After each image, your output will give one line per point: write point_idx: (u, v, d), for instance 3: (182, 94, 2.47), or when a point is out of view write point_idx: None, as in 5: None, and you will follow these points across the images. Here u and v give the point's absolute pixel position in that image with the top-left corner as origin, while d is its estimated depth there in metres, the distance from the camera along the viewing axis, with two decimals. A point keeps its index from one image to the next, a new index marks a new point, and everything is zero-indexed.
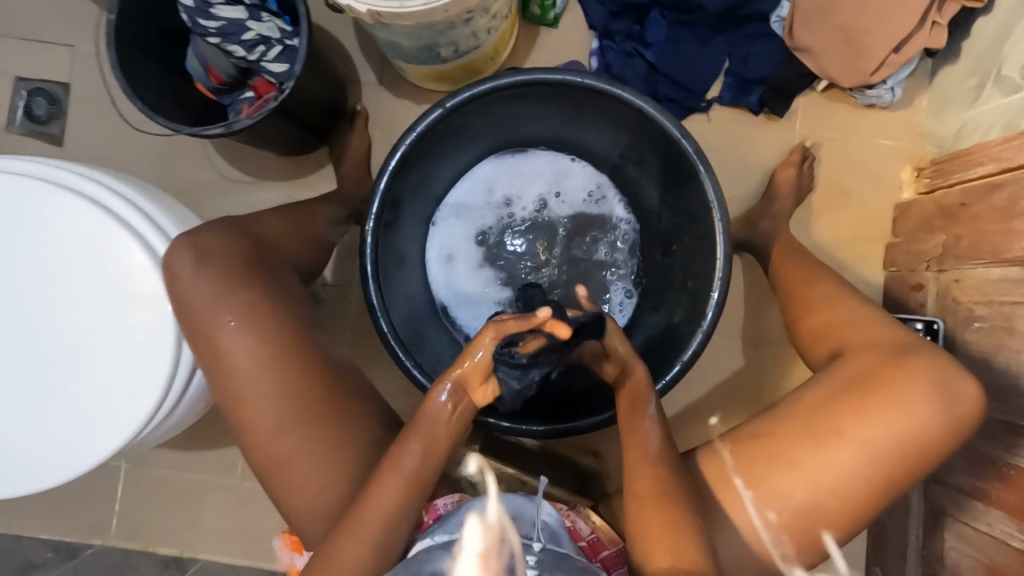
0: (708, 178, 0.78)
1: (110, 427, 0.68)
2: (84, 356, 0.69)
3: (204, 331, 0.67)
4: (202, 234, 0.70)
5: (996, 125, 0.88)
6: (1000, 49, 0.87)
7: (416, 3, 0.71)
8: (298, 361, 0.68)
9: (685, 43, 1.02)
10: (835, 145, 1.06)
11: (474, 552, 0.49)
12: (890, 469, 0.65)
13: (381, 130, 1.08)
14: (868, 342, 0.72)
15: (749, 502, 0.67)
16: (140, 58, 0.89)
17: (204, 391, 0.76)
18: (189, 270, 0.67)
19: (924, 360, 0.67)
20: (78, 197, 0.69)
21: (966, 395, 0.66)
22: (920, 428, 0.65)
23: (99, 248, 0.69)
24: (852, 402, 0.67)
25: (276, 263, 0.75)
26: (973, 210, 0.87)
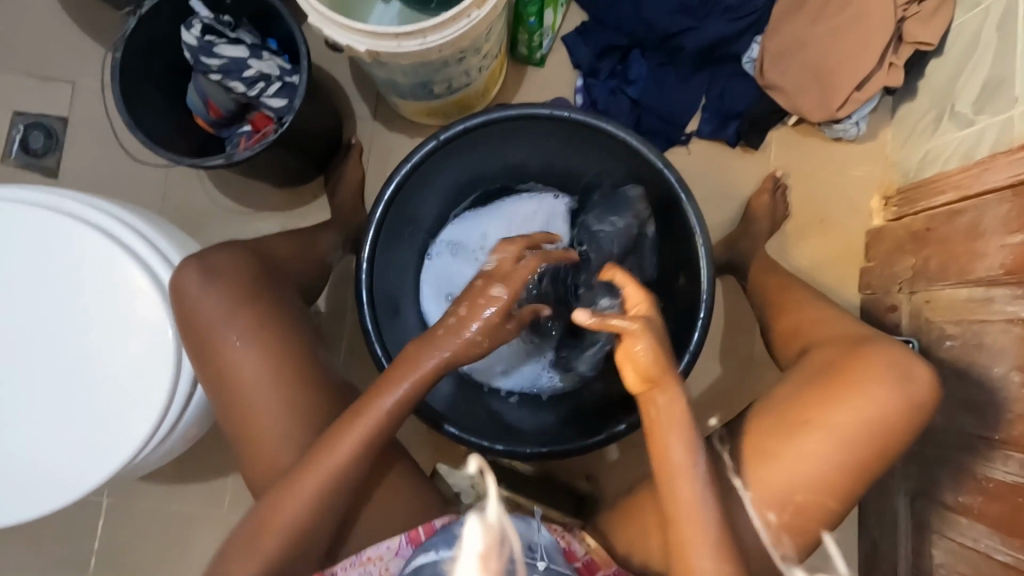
0: (691, 206, 0.82)
1: (107, 452, 0.67)
2: (84, 380, 0.69)
3: (210, 348, 0.68)
4: (213, 253, 0.71)
5: (954, 156, 0.94)
6: (953, 87, 0.95)
7: (413, 43, 0.75)
8: (301, 376, 0.69)
9: (665, 81, 1.09)
10: (807, 175, 1.12)
11: (474, 552, 0.51)
12: (861, 456, 0.66)
13: (375, 162, 1.12)
14: (834, 338, 0.74)
15: (750, 501, 0.67)
16: (143, 93, 0.92)
17: (202, 415, 0.75)
18: (197, 287, 0.68)
19: (883, 347, 0.69)
20: (82, 223, 0.70)
21: (922, 376, 0.67)
22: (884, 412, 0.65)
23: (102, 273, 0.69)
24: (816, 392, 0.68)
25: (281, 282, 0.76)
26: (938, 233, 0.93)
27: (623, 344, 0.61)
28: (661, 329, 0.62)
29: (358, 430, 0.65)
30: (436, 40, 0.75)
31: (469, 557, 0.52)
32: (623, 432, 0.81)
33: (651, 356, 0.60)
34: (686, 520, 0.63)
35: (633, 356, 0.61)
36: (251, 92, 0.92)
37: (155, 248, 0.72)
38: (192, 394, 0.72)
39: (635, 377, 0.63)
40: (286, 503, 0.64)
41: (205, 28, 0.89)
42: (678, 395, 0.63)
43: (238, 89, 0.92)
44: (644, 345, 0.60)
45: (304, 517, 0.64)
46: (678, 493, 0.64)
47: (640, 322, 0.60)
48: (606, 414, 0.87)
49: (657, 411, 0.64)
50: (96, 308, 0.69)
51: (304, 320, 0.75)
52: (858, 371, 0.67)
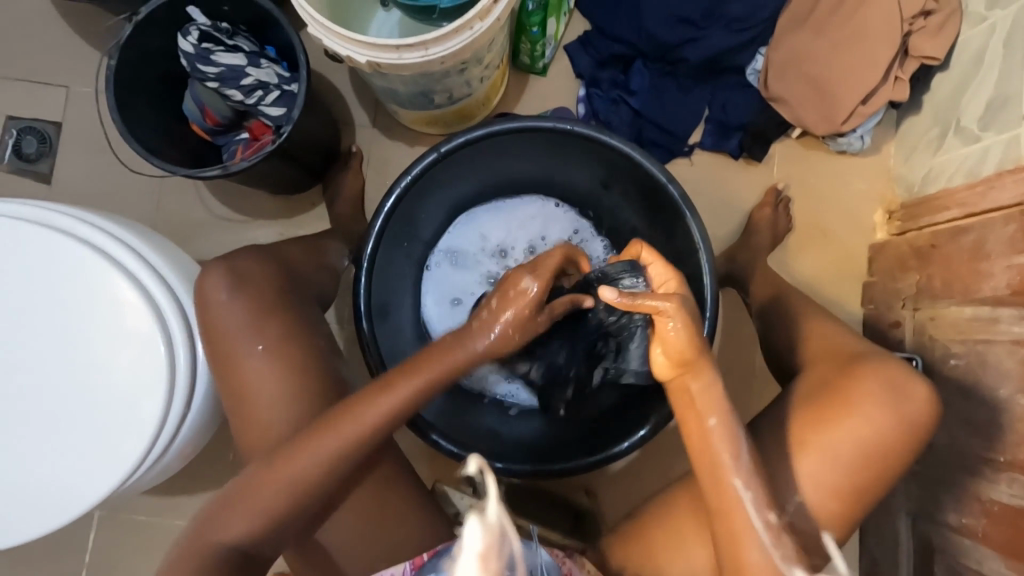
0: (694, 222, 0.81)
1: (94, 479, 0.66)
2: (73, 403, 0.67)
3: (231, 360, 0.67)
4: (240, 259, 0.70)
5: (958, 172, 0.93)
6: (958, 103, 0.94)
7: (415, 55, 0.74)
8: (314, 394, 0.67)
9: (668, 92, 1.07)
10: (810, 189, 1.11)
11: (474, 552, 0.44)
12: (858, 480, 0.63)
13: (374, 171, 1.10)
14: (829, 356, 0.73)
15: (751, 503, 0.60)
16: (138, 100, 0.91)
17: (195, 436, 0.74)
18: (224, 295, 0.67)
19: (878, 365, 0.66)
20: (75, 241, 0.68)
21: (918, 395, 0.65)
22: (878, 434, 0.64)
23: (93, 291, 0.67)
24: (809, 413, 0.66)
25: (305, 293, 0.75)
26: (943, 250, 0.92)
27: (655, 323, 0.60)
28: (694, 306, 0.60)
29: (358, 426, 0.63)
30: (438, 52, 0.74)
31: (469, 557, 0.44)
32: (620, 455, 0.80)
33: (685, 335, 0.59)
34: (735, 511, 0.60)
35: (671, 338, 0.59)
36: (249, 100, 0.91)
37: (149, 266, 0.70)
38: (184, 417, 0.70)
39: (665, 359, 0.61)
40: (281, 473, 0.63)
41: (202, 35, 0.88)
42: (713, 378, 0.61)
43: (235, 98, 0.91)
44: (676, 323, 0.58)
45: (301, 490, 0.63)
46: (722, 490, 0.60)
47: (672, 300, 0.58)
48: (607, 431, 0.86)
49: (691, 398, 0.61)
50: (87, 326, 0.67)
51: (326, 336, 0.72)
52: (852, 390, 0.65)
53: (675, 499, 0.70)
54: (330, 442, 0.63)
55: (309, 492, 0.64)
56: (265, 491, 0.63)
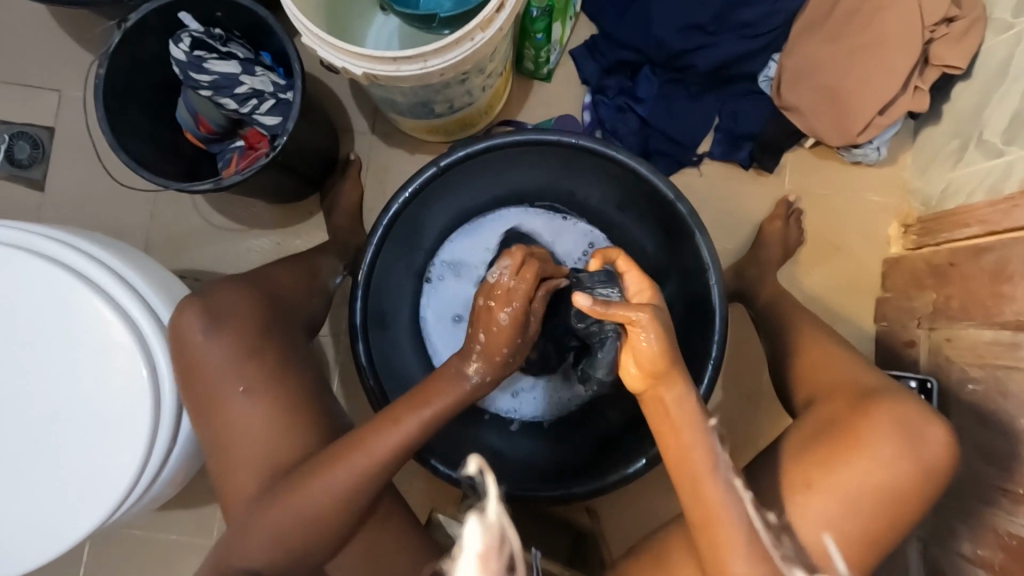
0: (703, 242, 0.78)
1: (75, 517, 0.64)
2: (54, 438, 0.65)
3: (214, 399, 0.64)
4: (218, 292, 0.67)
5: (980, 186, 0.89)
6: (981, 115, 0.90)
7: (413, 67, 0.71)
8: (307, 426, 0.65)
9: (676, 101, 1.04)
10: (823, 200, 1.07)
11: (475, 551, 0.46)
12: (868, 524, 0.60)
13: (373, 179, 1.08)
14: (837, 388, 0.70)
15: (750, 503, 0.59)
16: (129, 109, 0.88)
17: (182, 469, 0.72)
18: (201, 334, 0.64)
19: (891, 404, 0.64)
20: (58, 268, 0.65)
21: (934, 438, 0.62)
22: (890, 477, 0.61)
23: (76, 321, 0.65)
24: (818, 452, 0.63)
25: (288, 322, 0.72)
26: (962, 270, 0.88)
27: (627, 334, 0.58)
28: (668, 321, 0.58)
29: (349, 463, 0.61)
30: (437, 64, 0.71)
31: (467, 557, 0.46)
32: (633, 476, 0.77)
33: (657, 349, 0.56)
34: (718, 522, 0.57)
35: (641, 351, 0.57)
36: (243, 109, 0.88)
37: (136, 293, 0.67)
38: (170, 450, 0.69)
39: (637, 370, 0.59)
40: (297, 501, 0.61)
41: (195, 41, 0.85)
42: (686, 391, 0.58)
43: (229, 106, 0.88)
44: (648, 337, 0.56)
45: (323, 511, 0.61)
46: (721, 536, 0.57)
47: (644, 311, 0.56)
48: (611, 453, 0.83)
49: (665, 409, 0.59)
50: (69, 358, 0.65)
51: (310, 369, 0.70)
52: (863, 430, 0.63)
53: (678, 532, 0.68)
54: (343, 473, 0.61)
55: (327, 521, 0.61)
56: (270, 530, 0.61)
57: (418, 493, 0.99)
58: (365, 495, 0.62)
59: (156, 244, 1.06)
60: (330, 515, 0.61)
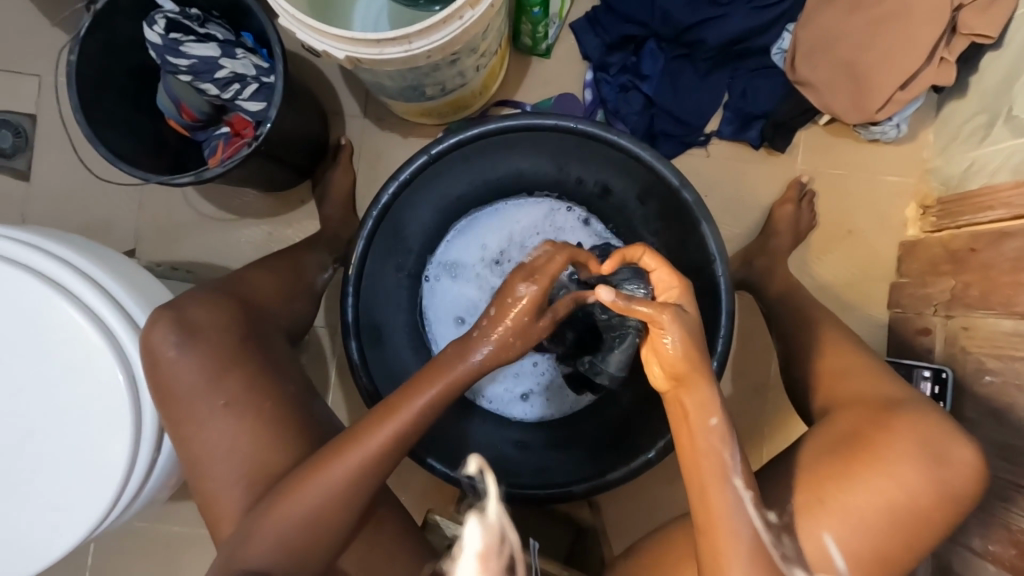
0: (709, 232, 0.74)
1: (63, 528, 0.65)
2: (36, 452, 0.65)
3: (190, 417, 0.63)
4: (189, 306, 0.66)
5: (1006, 166, 0.83)
6: (1010, 88, 0.83)
7: (397, 50, 0.66)
8: (292, 433, 0.64)
9: (682, 77, 0.98)
10: (837, 181, 1.02)
11: (473, 552, 0.44)
12: (883, 546, 0.58)
13: (365, 165, 1.03)
14: (857, 399, 0.67)
15: (751, 503, 0.56)
16: (106, 97, 0.84)
17: (167, 477, 0.72)
18: (172, 349, 0.63)
19: (915, 421, 0.61)
20: (30, 279, 0.64)
21: (961, 459, 0.60)
22: (909, 497, 0.58)
23: (55, 332, 0.64)
24: (833, 467, 0.60)
25: (267, 329, 0.71)
26: (983, 256, 0.84)
27: (651, 333, 0.56)
28: (695, 322, 0.56)
29: (340, 470, 0.59)
30: (423, 46, 0.66)
31: (467, 557, 0.45)
32: (649, 463, 0.75)
33: (681, 351, 0.54)
34: (722, 526, 0.55)
35: (666, 353, 0.55)
36: (225, 94, 0.83)
37: (112, 302, 0.66)
38: (154, 461, 0.69)
39: (660, 371, 0.58)
40: (291, 506, 0.59)
41: (169, 23, 0.80)
42: (710, 394, 0.55)
43: (210, 92, 0.83)
44: (672, 339, 0.54)
45: (325, 511, 0.59)
46: (723, 547, 0.55)
47: (668, 311, 0.54)
48: (615, 450, 0.81)
49: (685, 413, 0.56)
50: (48, 370, 0.65)
51: (293, 377, 0.69)
52: (882, 447, 0.60)
53: (677, 534, 0.67)
54: (338, 473, 0.59)
55: (329, 523, 0.60)
56: (262, 542, 0.58)
57: (417, 485, 0.98)
58: (366, 493, 0.60)
59: (145, 237, 1.03)
60: (327, 517, 0.59)
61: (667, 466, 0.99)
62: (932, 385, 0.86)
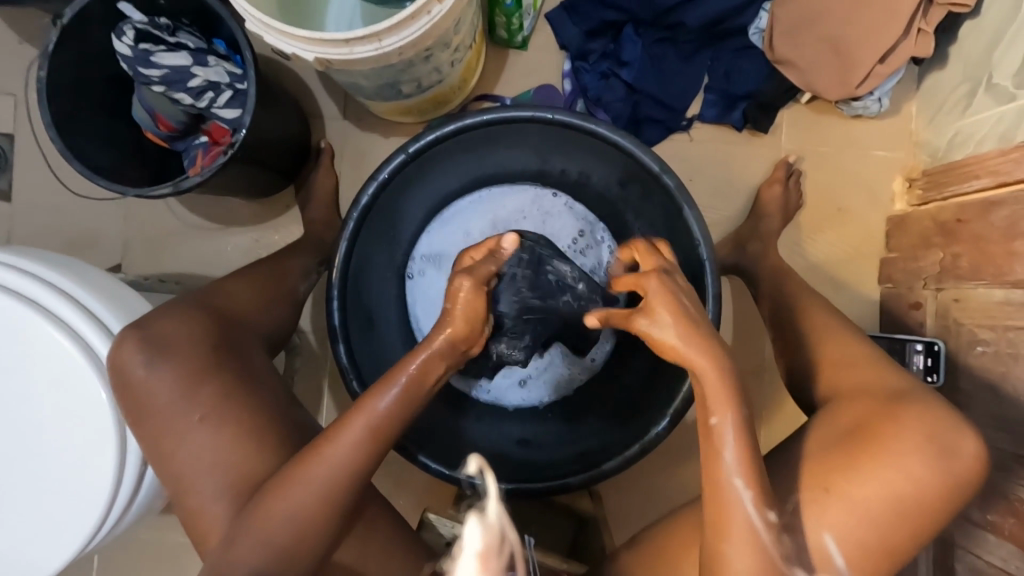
0: (693, 215, 0.74)
1: (54, 547, 0.65)
2: (24, 472, 0.65)
3: (167, 432, 0.63)
4: (158, 321, 0.65)
5: (991, 135, 0.83)
6: (991, 55, 0.82)
7: (368, 48, 0.66)
8: (271, 439, 0.64)
9: (663, 61, 0.98)
10: (823, 158, 1.01)
11: (473, 553, 0.41)
12: (888, 537, 0.58)
13: (348, 167, 1.03)
14: (863, 389, 0.66)
15: (750, 502, 0.55)
16: (80, 111, 0.84)
17: (157, 492, 0.72)
18: (141, 368, 0.63)
19: (924, 413, 0.61)
20: (7, 299, 0.64)
21: (968, 451, 0.59)
22: (914, 486, 0.58)
23: (34, 350, 0.64)
24: (838, 456, 0.60)
25: (242, 336, 0.70)
26: (971, 226, 0.83)
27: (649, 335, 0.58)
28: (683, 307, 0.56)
29: (319, 468, 0.59)
30: (393, 43, 0.66)
31: (467, 557, 0.41)
32: (655, 442, 0.76)
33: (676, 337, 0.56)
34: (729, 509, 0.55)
35: (664, 338, 0.56)
36: (200, 103, 0.83)
37: (92, 317, 0.65)
38: (143, 475, 0.68)
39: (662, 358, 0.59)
40: (275, 512, 0.58)
41: (139, 34, 0.79)
42: (724, 372, 0.56)
43: (185, 101, 0.83)
44: (659, 331, 0.56)
45: (315, 513, 0.58)
46: (726, 530, 0.56)
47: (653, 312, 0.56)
48: (613, 438, 0.81)
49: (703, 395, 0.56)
50: (29, 388, 0.64)
51: (268, 386, 0.68)
52: (890, 438, 0.60)
53: (679, 524, 0.66)
54: (322, 472, 0.58)
55: (316, 526, 0.59)
56: (247, 553, 0.57)
57: (416, 485, 0.98)
58: (348, 494, 0.60)
59: (131, 250, 1.03)
60: (314, 522, 0.59)
61: (665, 451, 0.99)
62: (925, 359, 0.86)
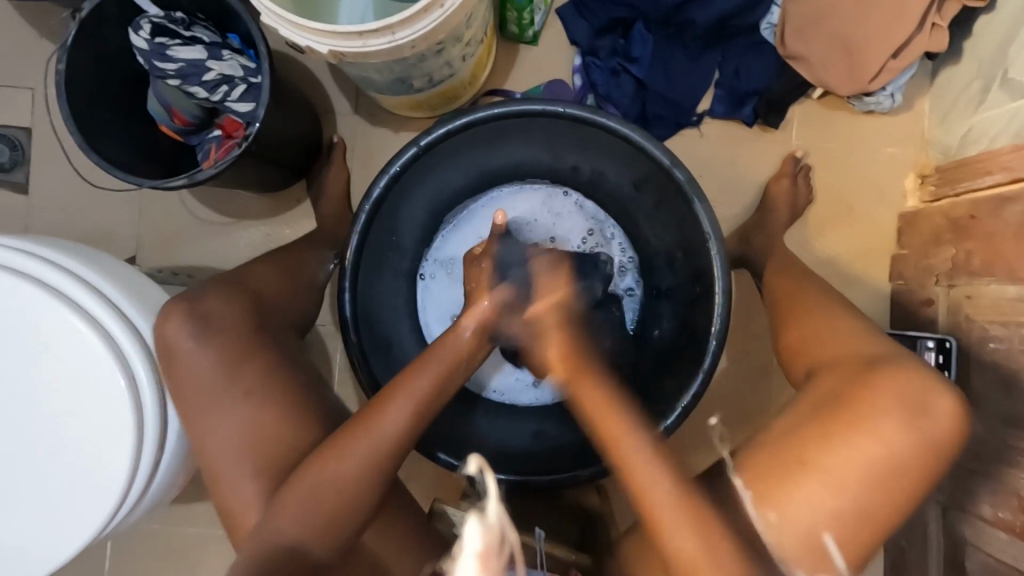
0: (703, 210, 0.74)
1: (72, 530, 0.66)
2: (42, 457, 0.66)
3: (205, 409, 0.65)
4: (206, 297, 0.68)
5: (1004, 132, 0.82)
6: (1006, 50, 0.82)
7: (381, 41, 0.66)
8: (308, 416, 0.66)
9: (673, 57, 0.98)
10: (834, 155, 1.01)
11: (472, 554, 0.39)
12: (868, 504, 0.58)
13: (358, 161, 1.04)
14: (839, 359, 0.66)
15: (750, 502, 0.60)
16: (97, 106, 0.85)
17: (172, 478, 0.73)
18: (189, 341, 0.66)
19: (896, 375, 0.61)
20: (27, 286, 0.65)
21: (942, 409, 0.60)
22: (890, 452, 0.59)
23: (55, 336, 0.65)
24: (814, 426, 0.61)
25: (276, 320, 0.73)
26: (984, 223, 0.82)
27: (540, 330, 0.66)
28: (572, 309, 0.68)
29: (364, 444, 0.61)
30: (406, 36, 0.66)
31: (466, 557, 0.40)
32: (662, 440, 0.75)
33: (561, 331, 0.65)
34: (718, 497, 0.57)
35: (558, 351, 0.64)
36: (214, 97, 0.83)
37: (110, 305, 0.66)
38: (158, 461, 0.69)
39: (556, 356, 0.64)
40: (318, 484, 0.60)
41: (155, 28, 0.80)
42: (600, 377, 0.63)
43: (200, 95, 0.84)
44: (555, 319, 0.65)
45: (358, 485, 0.61)
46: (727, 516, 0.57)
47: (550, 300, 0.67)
48: None
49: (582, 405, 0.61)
50: (49, 374, 0.66)
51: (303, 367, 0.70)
52: (865, 404, 0.60)
53: None
54: (365, 445, 0.61)
55: (358, 497, 0.61)
56: (294, 519, 0.60)
57: (427, 479, 0.99)
58: (390, 466, 0.62)
59: (145, 244, 1.04)
60: (356, 493, 0.61)
61: (671, 445, 0.99)
62: (936, 356, 0.85)
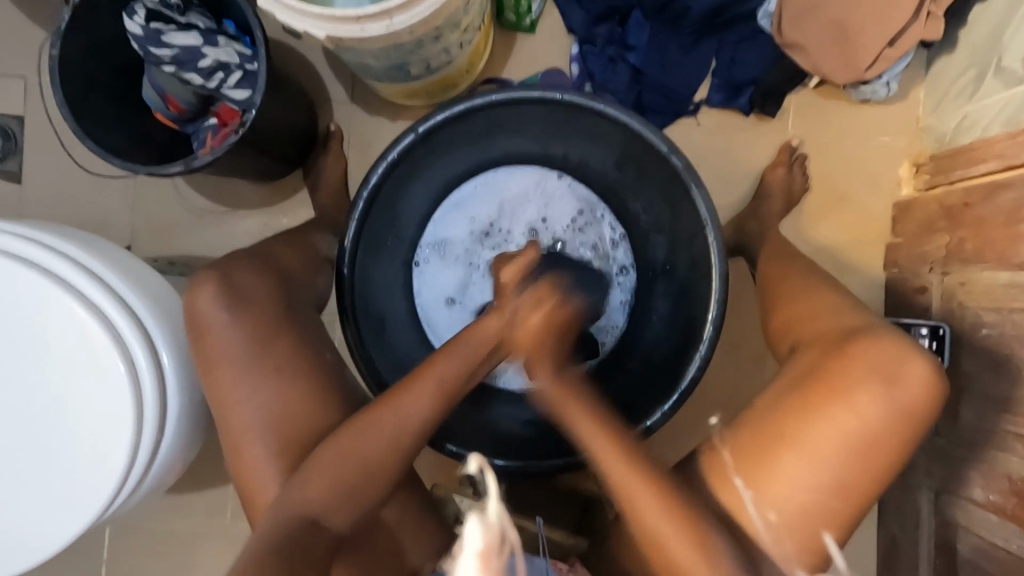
0: (701, 197, 0.74)
1: (71, 516, 0.66)
2: (41, 441, 0.66)
3: (223, 384, 0.66)
4: (235, 270, 0.69)
5: (998, 119, 0.83)
6: (1000, 38, 0.82)
7: (378, 26, 0.66)
8: (330, 394, 0.68)
9: (671, 46, 0.97)
10: (830, 143, 1.01)
11: (473, 553, 0.39)
12: (848, 474, 0.61)
13: (355, 150, 1.03)
14: (819, 336, 0.67)
15: (750, 501, 0.62)
16: (90, 92, 0.84)
17: (172, 462, 0.73)
18: (222, 312, 0.66)
19: (870, 346, 0.62)
20: (26, 270, 0.65)
21: (914, 376, 0.61)
22: (867, 424, 0.60)
23: (54, 321, 0.65)
24: (794, 405, 0.63)
25: (299, 296, 0.74)
26: (977, 210, 0.83)
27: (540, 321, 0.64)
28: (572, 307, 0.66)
29: (390, 423, 0.64)
30: (403, 21, 0.66)
31: (466, 557, 0.40)
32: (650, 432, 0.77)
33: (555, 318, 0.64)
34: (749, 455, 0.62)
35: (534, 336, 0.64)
36: (210, 84, 0.83)
37: (108, 290, 0.66)
38: (158, 446, 0.69)
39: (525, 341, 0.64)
40: (343, 460, 0.62)
41: (150, 13, 0.79)
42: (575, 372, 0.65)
43: (195, 82, 0.83)
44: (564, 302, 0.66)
45: (385, 459, 0.63)
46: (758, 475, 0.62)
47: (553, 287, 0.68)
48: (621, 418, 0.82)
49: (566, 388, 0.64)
50: (47, 359, 0.65)
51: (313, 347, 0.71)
52: (840, 377, 0.62)
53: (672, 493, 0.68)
54: (393, 422, 0.64)
55: (380, 473, 0.63)
56: (316, 490, 0.61)
57: (429, 467, 0.99)
58: (412, 446, 0.65)
59: (140, 233, 1.03)
60: (380, 468, 0.63)
61: (667, 431, 1.00)
62: (931, 343, 0.85)
